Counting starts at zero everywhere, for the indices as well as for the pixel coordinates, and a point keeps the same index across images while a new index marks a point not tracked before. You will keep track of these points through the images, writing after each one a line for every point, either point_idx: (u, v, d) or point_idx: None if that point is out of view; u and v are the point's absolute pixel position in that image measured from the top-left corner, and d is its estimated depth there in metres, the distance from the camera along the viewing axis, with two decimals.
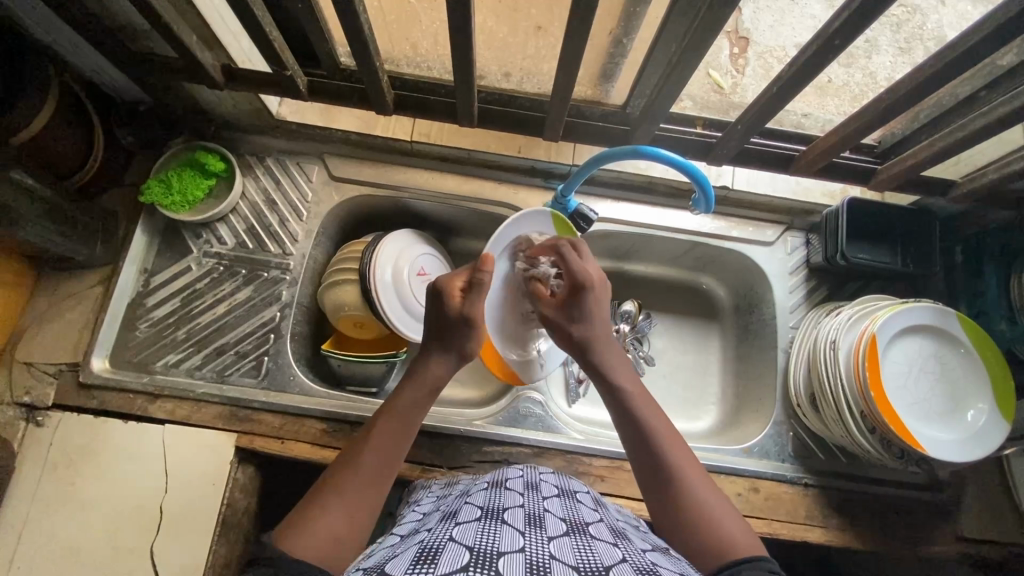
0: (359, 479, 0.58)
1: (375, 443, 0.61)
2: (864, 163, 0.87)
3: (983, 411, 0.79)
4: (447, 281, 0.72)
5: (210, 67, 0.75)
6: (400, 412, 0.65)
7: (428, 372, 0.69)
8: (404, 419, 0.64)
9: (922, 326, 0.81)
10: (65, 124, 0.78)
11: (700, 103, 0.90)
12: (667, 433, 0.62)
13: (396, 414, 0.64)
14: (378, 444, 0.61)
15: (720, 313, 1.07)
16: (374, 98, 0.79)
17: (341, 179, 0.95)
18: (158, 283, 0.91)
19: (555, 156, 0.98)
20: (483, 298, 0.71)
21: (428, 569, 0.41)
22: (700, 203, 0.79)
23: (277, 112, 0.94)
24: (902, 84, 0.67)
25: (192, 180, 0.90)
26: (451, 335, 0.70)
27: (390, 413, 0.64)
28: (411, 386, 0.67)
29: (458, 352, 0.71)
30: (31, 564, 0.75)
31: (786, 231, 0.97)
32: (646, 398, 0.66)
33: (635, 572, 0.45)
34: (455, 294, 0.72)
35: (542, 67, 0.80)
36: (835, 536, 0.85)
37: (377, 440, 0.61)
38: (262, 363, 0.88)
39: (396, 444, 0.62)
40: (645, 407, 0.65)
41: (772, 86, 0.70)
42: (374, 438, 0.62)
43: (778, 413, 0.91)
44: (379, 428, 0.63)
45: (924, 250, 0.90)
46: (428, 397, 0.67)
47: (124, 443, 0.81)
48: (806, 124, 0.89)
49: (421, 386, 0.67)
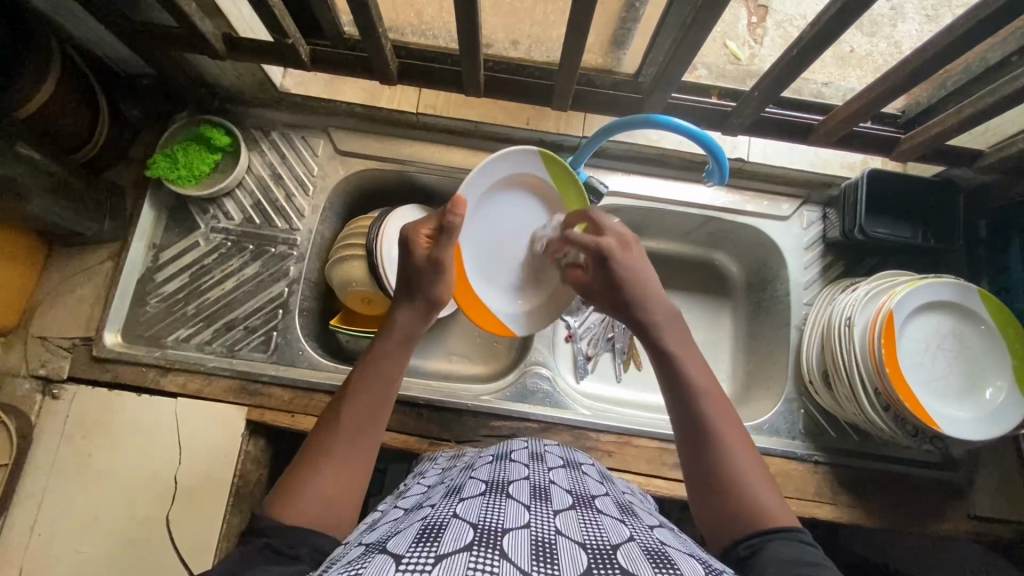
0: (344, 441, 0.59)
1: (354, 402, 0.61)
2: (887, 133, 0.83)
3: (1002, 389, 0.77)
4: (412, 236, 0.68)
5: (211, 35, 0.73)
6: (376, 368, 0.64)
7: (398, 327, 0.67)
8: (376, 375, 0.63)
9: (942, 302, 0.78)
10: (67, 96, 0.77)
11: (716, 72, 0.86)
12: (709, 397, 0.60)
13: (374, 368, 0.64)
14: (359, 401, 0.61)
15: (733, 290, 1.05)
16: (378, 67, 0.77)
17: (347, 153, 0.94)
18: (166, 258, 0.91)
19: (564, 128, 0.95)
20: (453, 242, 0.67)
21: (431, 549, 0.40)
22: (713, 174, 0.76)
23: (280, 84, 0.92)
24: (930, 45, 0.64)
25: (198, 154, 0.89)
26: (418, 286, 0.68)
27: (362, 368, 0.64)
28: (378, 342, 0.66)
29: (425, 301, 0.68)
30: (54, 529, 0.78)
31: (802, 206, 0.94)
32: (691, 356, 0.64)
33: (642, 553, 0.44)
34: (422, 245, 0.68)
35: (551, 33, 0.78)
36: (844, 513, 0.84)
37: (355, 400, 0.61)
38: (271, 338, 0.89)
39: (376, 399, 0.62)
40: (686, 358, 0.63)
41: (792, 49, 0.66)
42: (353, 396, 0.62)
43: (789, 390, 0.90)
44: (357, 386, 0.62)
45: (947, 225, 0.87)
46: (403, 346, 0.66)
47: (138, 415, 0.82)
48: (827, 94, 0.85)
49: (392, 338, 0.66)
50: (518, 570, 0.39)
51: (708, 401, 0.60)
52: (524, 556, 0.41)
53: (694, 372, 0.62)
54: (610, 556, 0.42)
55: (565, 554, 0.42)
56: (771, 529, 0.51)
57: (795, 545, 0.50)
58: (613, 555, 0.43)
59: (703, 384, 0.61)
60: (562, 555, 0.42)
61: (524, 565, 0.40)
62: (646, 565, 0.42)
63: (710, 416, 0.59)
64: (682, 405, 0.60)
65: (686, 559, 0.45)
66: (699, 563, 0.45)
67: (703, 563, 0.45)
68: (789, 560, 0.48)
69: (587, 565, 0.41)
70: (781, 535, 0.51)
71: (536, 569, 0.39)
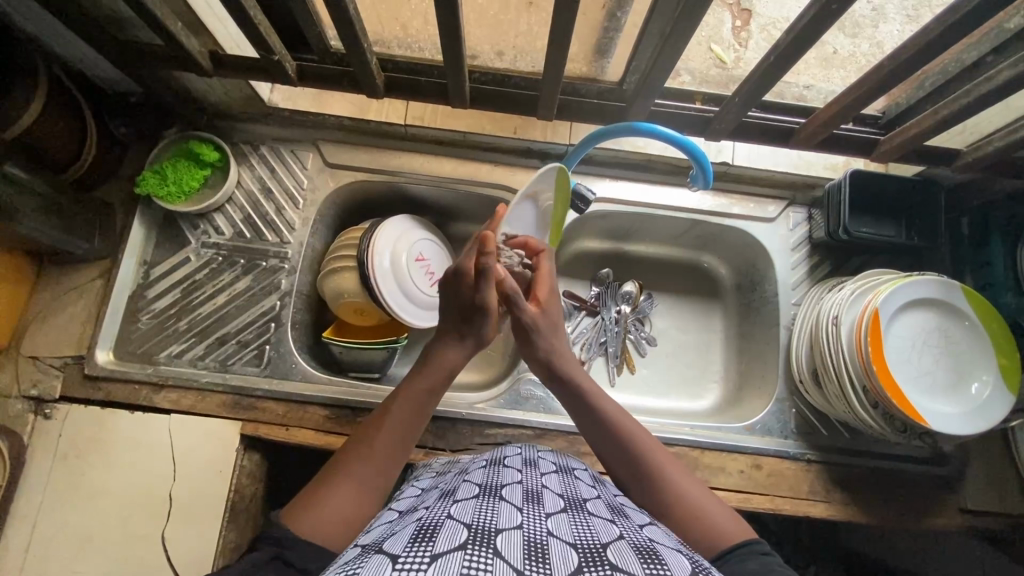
0: (373, 465, 0.59)
1: (393, 426, 0.62)
2: (867, 135, 0.84)
3: (988, 382, 0.78)
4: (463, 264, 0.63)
5: (195, 53, 0.74)
6: (413, 397, 0.64)
7: (440, 361, 0.65)
8: (414, 405, 0.64)
9: (926, 300, 0.80)
10: (55, 117, 0.78)
11: (699, 78, 0.87)
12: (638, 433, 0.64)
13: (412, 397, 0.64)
14: (395, 429, 0.62)
15: (722, 291, 1.06)
16: (365, 81, 0.77)
17: (337, 166, 0.94)
18: (158, 275, 0.91)
19: (551, 136, 0.96)
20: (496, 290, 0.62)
21: (426, 549, 0.40)
22: (697, 179, 0.77)
23: (267, 99, 0.92)
24: (906, 48, 0.65)
25: (187, 169, 0.90)
26: (467, 320, 0.65)
27: (399, 396, 0.64)
28: (420, 372, 0.65)
29: (472, 339, 0.66)
30: (48, 550, 0.77)
31: (787, 207, 0.96)
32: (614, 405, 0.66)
33: (632, 550, 0.44)
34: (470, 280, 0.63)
35: (535, 44, 0.79)
36: (838, 509, 0.85)
37: (392, 424, 0.62)
38: (264, 351, 0.89)
39: (409, 428, 0.63)
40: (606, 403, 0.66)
41: (771, 56, 0.68)
42: (388, 420, 0.62)
43: (780, 389, 0.91)
44: (392, 414, 0.62)
45: (929, 223, 0.88)
46: (444, 380, 0.66)
47: (130, 433, 0.82)
48: (809, 96, 0.87)
49: (435, 370, 0.65)
50: (511, 567, 0.39)
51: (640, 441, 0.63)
52: (517, 555, 0.41)
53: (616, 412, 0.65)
54: (600, 553, 0.43)
55: (557, 554, 0.42)
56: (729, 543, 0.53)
57: (752, 557, 0.51)
58: (604, 554, 0.43)
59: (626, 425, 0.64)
60: (554, 554, 0.42)
61: (517, 563, 0.40)
62: (635, 562, 0.42)
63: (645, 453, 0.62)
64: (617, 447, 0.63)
65: (675, 554, 0.46)
66: (686, 558, 0.45)
67: (691, 559, 0.45)
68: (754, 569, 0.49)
69: (578, 564, 0.41)
70: (740, 545, 0.52)
71: (529, 567, 0.40)
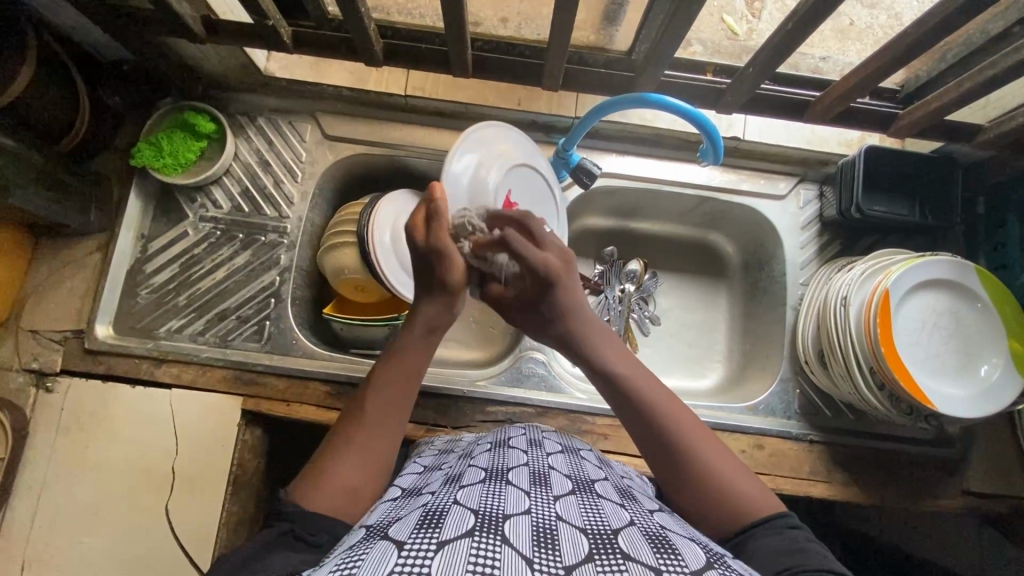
0: (373, 434, 0.56)
1: (381, 391, 0.58)
2: (885, 108, 0.81)
3: (997, 365, 0.77)
4: (409, 225, 0.58)
5: (188, 18, 0.71)
6: (402, 360, 0.60)
7: (422, 318, 0.60)
8: (403, 367, 0.59)
9: (938, 280, 0.78)
10: (45, 84, 0.75)
11: (711, 48, 0.82)
12: (664, 403, 0.57)
13: (400, 361, 0.59)
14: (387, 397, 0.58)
15: (729, 271, 1.04)
16: (363, 48, 0.74)
17: (336, 138, 0.92)
18: (156, 249, 0.90)
19: (556, 109, 0.93)
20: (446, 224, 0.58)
21: (432, 536, 0.40)
22: (707, 154, 0.75)
23: (264, 67, 0.90)
24: (931, 17, 0.62)
25: (183, 141, 0.87)
26: (429, 274, 0.59)
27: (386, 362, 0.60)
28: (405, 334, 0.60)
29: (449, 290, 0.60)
30: (53, 521, 0.78)
31: (799, 184, 0.93)
32: (637, 365, 0.59)
33: (643, 537, 0.44)
34: (421, 232, 0.59)
35: (541, 10, 0.76)
36: (838, 490, 0.85)
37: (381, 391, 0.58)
38: (264, 327, 0.88)
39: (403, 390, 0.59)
40: (631, 368, 0.58)
41: (788, 23, 0.64)
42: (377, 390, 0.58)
43: (785, 370, 0.90)
44: (380, 380, 0.59)
45: (945, 202, 0.86)
46: (431, 338, 0.61)
47: (132, 406, 0.82)
48: (824, 69, 0.82)
49: (417, 330, 0.60)
50: (520, 555, 0.39)
51: (675, 419, 0.56)
52: (526, 542, 0.41)
53: (647, 387, 0.57)
54: (611, 540, 0.42)
55: (567, 540, 0.42)
56: (758, 521, 0.51)
57: (781, 533, 0.50)
58: (614, 540, 0.43)
59: (660, 403, 0.56)
60: (564, 540, 0.42)
61: (526, 551, 0.40)
62: (648, 552, 0.42)
63: (671, 423, 0.56)
64: (641, 423, 0.56)
65: (687, 542, 0.45)
66: (700, 548, 0.44)
67: (706, 551, 0.44)
68: (781, 548, 0.48)
69: (589, 551, 0.41)
70: (769, 525, 0.51)
71: (538, 555, 0.39)
